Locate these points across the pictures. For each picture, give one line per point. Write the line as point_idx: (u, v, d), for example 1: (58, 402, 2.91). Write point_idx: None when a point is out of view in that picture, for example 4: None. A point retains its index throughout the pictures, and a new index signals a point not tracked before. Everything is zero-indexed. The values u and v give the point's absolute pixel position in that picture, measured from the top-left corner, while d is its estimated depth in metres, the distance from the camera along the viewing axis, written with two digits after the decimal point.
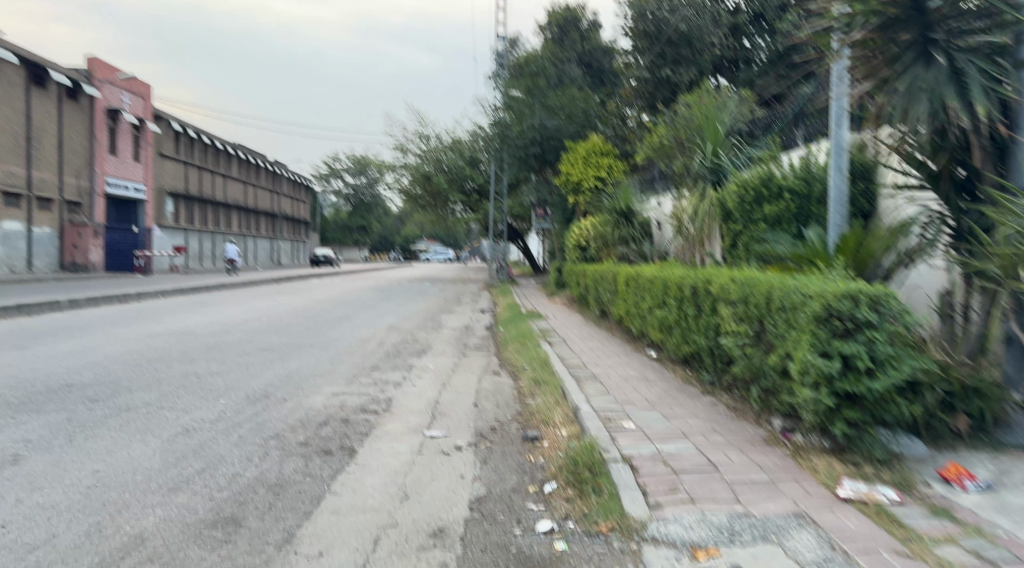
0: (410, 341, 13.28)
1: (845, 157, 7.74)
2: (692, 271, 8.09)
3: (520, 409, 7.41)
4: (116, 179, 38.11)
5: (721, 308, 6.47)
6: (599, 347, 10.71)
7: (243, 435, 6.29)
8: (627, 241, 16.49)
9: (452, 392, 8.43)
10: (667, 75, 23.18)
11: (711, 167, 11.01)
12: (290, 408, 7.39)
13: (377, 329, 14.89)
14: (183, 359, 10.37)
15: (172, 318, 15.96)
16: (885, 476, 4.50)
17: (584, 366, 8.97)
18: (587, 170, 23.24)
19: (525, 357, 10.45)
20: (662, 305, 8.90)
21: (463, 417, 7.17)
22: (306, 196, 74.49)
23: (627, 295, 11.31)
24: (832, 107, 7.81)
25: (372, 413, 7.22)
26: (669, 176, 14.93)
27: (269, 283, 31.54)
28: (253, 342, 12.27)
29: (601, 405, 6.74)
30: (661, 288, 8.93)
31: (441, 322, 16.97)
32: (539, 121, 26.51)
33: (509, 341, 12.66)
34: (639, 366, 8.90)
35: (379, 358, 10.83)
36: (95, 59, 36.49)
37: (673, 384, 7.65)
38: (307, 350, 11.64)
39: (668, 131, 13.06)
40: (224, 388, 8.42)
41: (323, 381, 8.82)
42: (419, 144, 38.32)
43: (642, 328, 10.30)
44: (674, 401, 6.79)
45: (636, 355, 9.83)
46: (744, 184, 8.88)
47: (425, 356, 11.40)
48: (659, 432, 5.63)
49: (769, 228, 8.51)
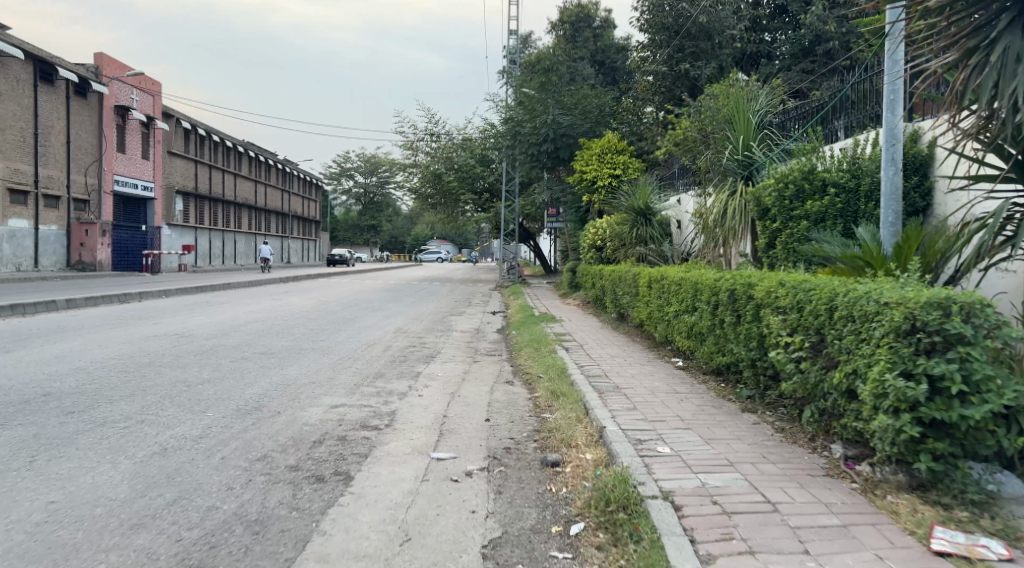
0: (418, 345, 12.53)
1: (900, 147, 6.98)
2: (728, 272, 7.34)
3: (537, 425, 6.67)
4: (124, 177, 37.63)
5: (768, 316, 5.72)
6: (619, 354, 9.96)
7: (226, 456, 5.57)
8: (646, 242, 15.75)
9: (461, 404, 7.70)
10: (686, 70, 22.40)
11: (742, 162, 10.25)
12: (282, 423, 6.66)
13: (383, 333, 14.15)
14: (176, 365, 9.66)
15: (172, 319, 15.29)
16: (984, 524, 3.73)
17: (606, 375, 8.24)
18: (601, 168, 22.56)
19: (540, 365, 9.71)
20: (692, 310, 8.14)
21: (473, 434, 6.43)
22: (316, 196, 73.95)
23: (649, 297, 10.58)
24: (886, 92, 7.05)
25: (372, 430, 6.49)
26: (692, 172, 14.21)
27: (277, 283, 30.99)
28: (252, 347, 11.55)
29: (629, 423, 5.99)
30: (690, 291, 8.17)
31: (450, 325, 16.24)
32: (553, 118, 25.70)
33: (522, 346, 11.95)
34: (666, 376, 8.14)
35: (385, 365, 10.09)
36: (104, 55, 36.02)
37: (706, 399, 6.89)
38: (308, 354, 10.93)
39: (693, 124, 12.33)
40: (214, 398, 7.71)
41: (322, 392, 8.10)
42: (429, 143, 37.63)
43: (666, 334, 9.55)
44: (711, 420, 6.04)
45: (660, 363, 9.08)
46: (783, 178, 8.11)
47: (434, 363, 10.68)
48: (701, 460, 4.87)
49: (812, 227, 7.76)
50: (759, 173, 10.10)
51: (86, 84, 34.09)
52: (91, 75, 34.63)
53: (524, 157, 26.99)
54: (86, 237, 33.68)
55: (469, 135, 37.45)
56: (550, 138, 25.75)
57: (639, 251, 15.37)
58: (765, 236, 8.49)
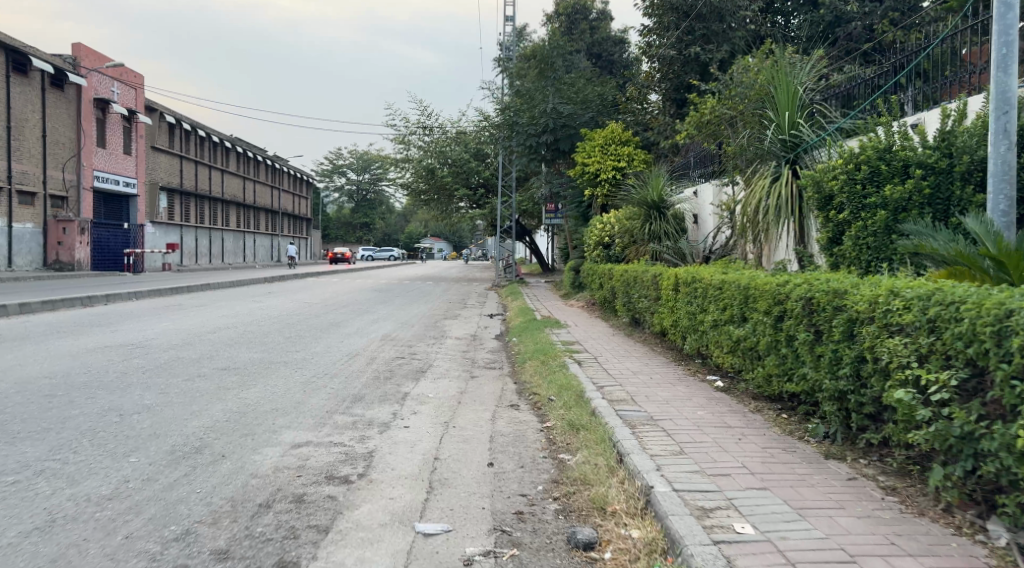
0: (407, 357, 10.95)
1: (1015, 113, 5.41)
2: (796, 274, 5.82)
3: (556, 475, 5.17)
4: (104, 173, 35.91)
5: (876, 337, 4.21)
6: (643, 371, 8.46)
7: (133, 533, 4.03)
8: (661, 237, 14.24)
9: (457, 440, 6.18)
10: (696, 52, 20.78)
11: (786, 143, 8.70)
12: (224, 474, 5.12)
13: (367, 341, 12.53)
14: (114, 386, 8.07)
15: (135, 326, 13.67)
16: None
17: (634, 402, 6.73)
18: (605, 160, 21.10)
19: (550, 383, 8.18)
20: (740, 322, 6.65)
21: (473, 490, 4.88)
22: (307, 193, 72.17)
23: (676, 303, 9.08)
24: (992, 46, 5.49)
25: (342, 484, 4.97)
26: (716, 158, 12.70)
27: (262, 282, 29.33)
28: (215, 362, 9.95)
29: (683, 478, 4.45)
30: (737, 298, 6.67)
31: (444, 331, 14.64)
32: (552, 106, 24.10)
33: (527, 356, 10.43)
34: (709, 403, 6.63)
35: (365, 385, 8.51)
36: (82, 46, 34.33)
37: (771, 438, 5.39)
38: (279, 371, 9.39)
39: (722, 104, 10.82)
40: (149, 435, 6.16)
41: (285, 425, 6.53)
42: (422, 136, 35.95)
43: (702, 346, 8.07)
44: (792, 473, 4.54)
45: (696, 383, 7.60)
46: (853, 158, 6.59)
47: (425, 380, 9.11)
48: (808, 555, 3.35)
49: (893, 218, 6.25)
50: (807, 155, 8.53)
51: (63, 75, 32.39)
52: (68, 66, 32.92)
53: (521, 149, 25.32)
54: (64, 235, 32.04)
55: (463, 128, 35.95)
56: (550, 128, 24.15)
57: (653, 248, 13.88)
58: (825, 230, 6.97)
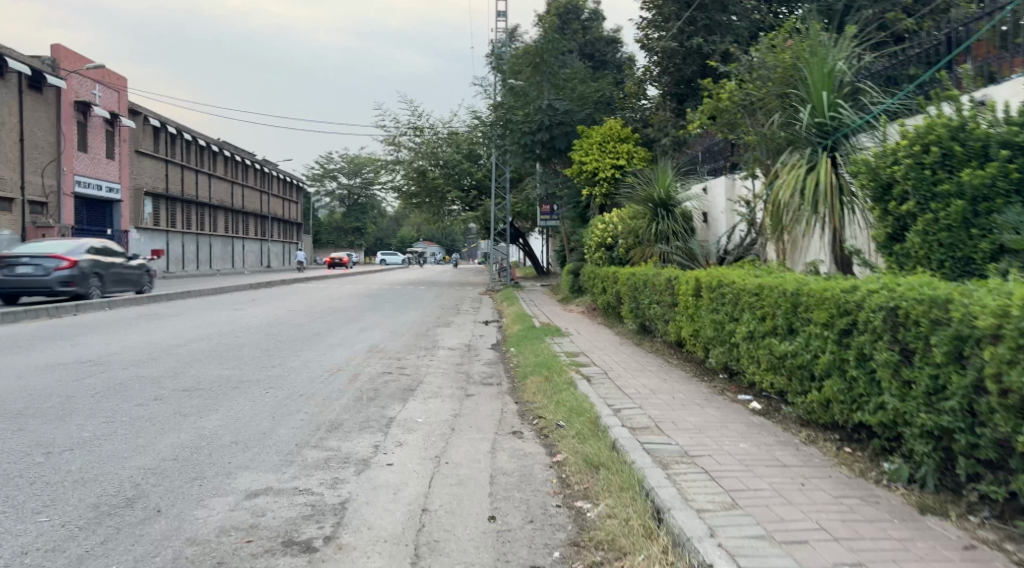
0: (396, 372, 9.85)
1: None
2: (864, 279, 4.77)
3: (575, 535, 4.10)
4: (86, 178, 34.66)
5: (1007, 365, 3.19)
6: (664, 389, 7.40)
7: None
8: (669, 238, 13.20)
9: (452, 482, 5.11)
10: (699, 44, 19.74)
11: (823, 127, 7.61)
12: (154, 541, 4.02)
13: (353, 354, 11.42)
14: (52, 414, 6.94)
15: (99, 339, 12.48)
16: None
17: (660, 432, 5.64)
18: (603, 158, 20.07)
19: (557, 405, 7.11)
20: (788, 336, 5.58)
21: (471, 559, 3.81)
22: (296, 197, 70.91)
23: (697, 311, 8.01)
24: None
25: (303, 552, 3.89)
26: (733, 151, 11.64)
27: (248, 288, 28.11)
28: (177, 381, 8.81)
29: (749, 548, 3.41)
30: (782, 306, 5.60)
31: (436, 340, 13.55)
32: (548, 102, 23.06)
33: (529, 370, 9.35)
34: (751, 432, 5.59)
35: (343, 408, 7.41)
36: (61, 47, 33.02)
37: (842, 483, 4.35)
38: (249, 392, 8.28)
39: (743, 90, 9.78)
40: (75, 480, 5.04)
41: (242, 465, 5.42)
42: (413, 137, 34.85)
43: (732, 361, 7.02)
44: (886, 538, 3.51)
45: (728, 404, 6.57)
46: (919, 138, 5.55)
47: (414, 400, 8.01)
48: None
49: (974, 209, 5.21)
50: (847, 141, 7.47)
51: (41, 77, 31.08)
52: (47, 68, 31.64)
53: (515, 148, 24.19)
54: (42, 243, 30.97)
55: (455, 128, 34.86)
56: (546, 125, 23.01)
57: (662, 250, 12.85)
58: (883, 225, 5.93)
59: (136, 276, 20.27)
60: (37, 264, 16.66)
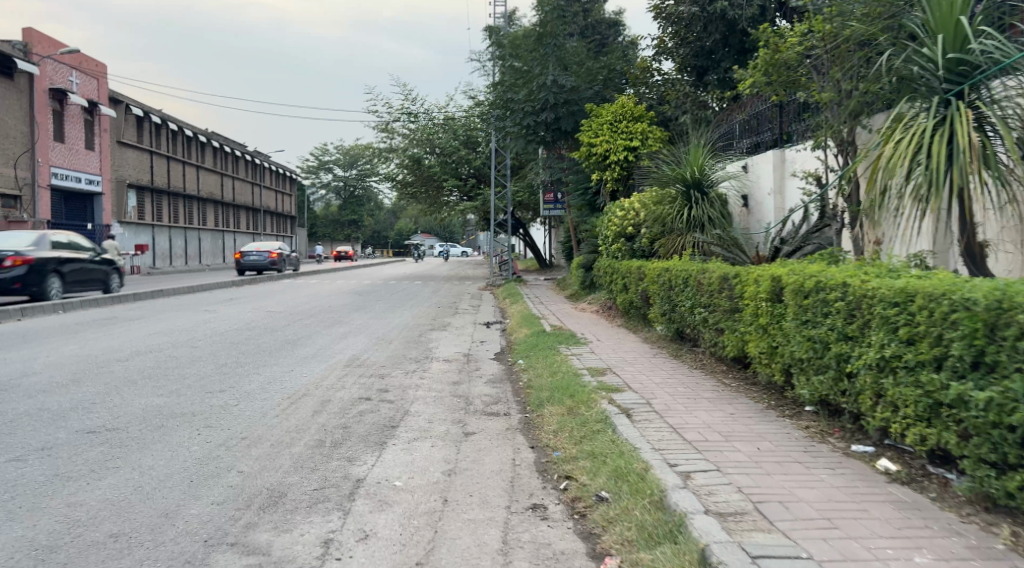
0: (375, 398, 7.75)
1: None
2: None
3: None
4: (63, 169, 32.39)
5: None
6: (741, 432, 5.36)
7: None
8: (705, 225, 11.19)
9: None
10: (723, 10, 17.60)
11: (957, 69, 5.61)
12: None
13: (326, 371, 9.31)
14: None
15: (23, 354, 10.23)
16: None
17: (768, 528, 3.58)
18: (616, 139, 17.92)
19: (591, 460, 5.04)
20: (972, 374, 3.58)
21: None
22: (290, 189, 68.53)
23: (776, 319, 5.96)
24: None
25: None
26: (801, 111, 9.57)
27: (231, 283, 25.80)
28: (86, 417, 6.70)
29: None
30: (962, 328, 3.61)
31: (428, 349, 11.42)
32: (552, 78, 20.70)
33: (544, 395, 7.28)
34: (914, 526, 3.55)
35: (294, 464, 5.32)
36: (32, 30, 30.57)
37: None
38: (174, 434, 6.17)
39: (829, 29, 7.69)
40: None
41: None
42: (406, 123, 32.53)
43: (840, 397, 5.03)
44: None
45: (845, 467, 4.53)
46: None
47: (394, 446, 5.92)
48: None
49: None
50: (990, 86, 5.50)
51: (11, 62, 28.65)
52: (18, 53, 29.29)
53: (516, 130, 21.93)
54: None
55: (452, 113, 32.56)
56: (551, 104, 20.80)
57: (696, 238, 10.78)
58: None
59: (295, 261, 33.80)
60: (260, 254, 30.24)
